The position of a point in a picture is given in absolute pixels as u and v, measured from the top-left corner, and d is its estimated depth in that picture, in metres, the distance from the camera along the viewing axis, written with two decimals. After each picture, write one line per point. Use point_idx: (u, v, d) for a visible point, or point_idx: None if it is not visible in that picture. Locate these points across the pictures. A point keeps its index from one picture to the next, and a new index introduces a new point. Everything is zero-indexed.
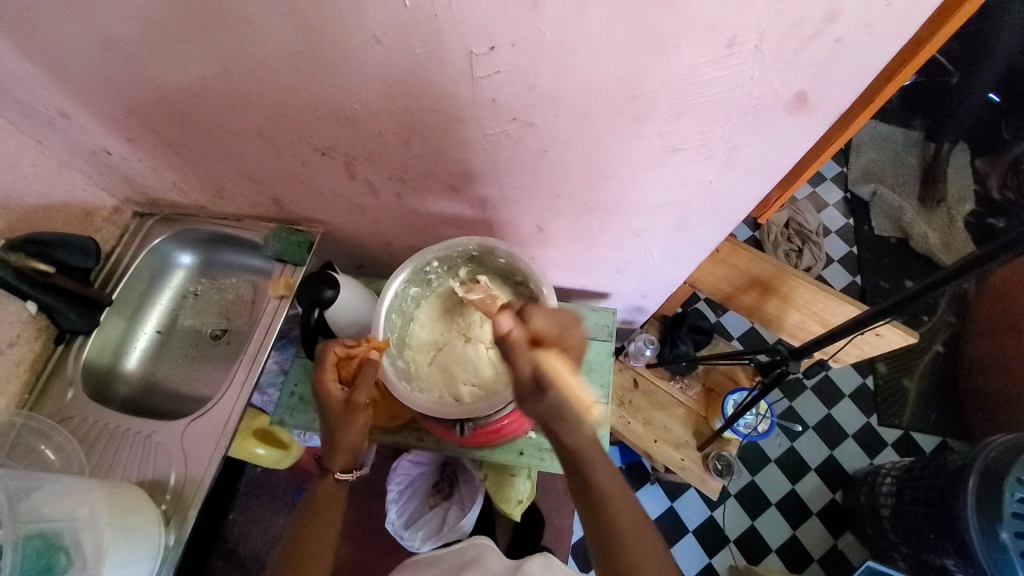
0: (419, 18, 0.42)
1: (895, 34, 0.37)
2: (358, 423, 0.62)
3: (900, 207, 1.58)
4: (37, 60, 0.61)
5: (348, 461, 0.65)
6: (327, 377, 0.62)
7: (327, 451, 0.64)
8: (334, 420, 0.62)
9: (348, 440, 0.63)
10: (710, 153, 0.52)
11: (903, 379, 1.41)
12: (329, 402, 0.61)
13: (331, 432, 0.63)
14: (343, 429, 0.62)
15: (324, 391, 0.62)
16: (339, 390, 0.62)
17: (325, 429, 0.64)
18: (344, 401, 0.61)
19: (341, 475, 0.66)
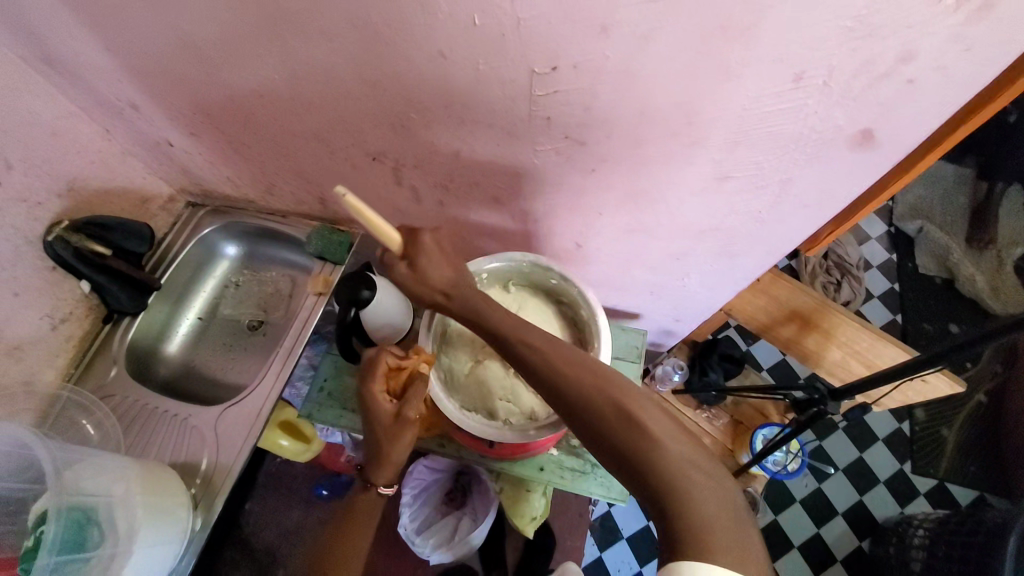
0: (486, 36, 0.43)
1: (972, 75, 0.37)
2: (406, 437, 0.63)
3: (948, 246, 1.52)
4: (118, 56, 0.65)
5: (391, 474, 0.67)
6: (378, 387, 0.64)
7: (372, 463, 0.66)
8: (381, 432, 0.63)
9: (394, 453, 0.65)
10: (762, 184, 0.52)
11: (942, 428, 1.34)
12: (378, 413, 0.63)
13: (377, 444, 0.65)
14: (391, 442, 0.64)
15: (373, 401, 0.64)
16: (388, 401, 0.64)
17: (371, 441, 0.65)
18: (394, 414, 0.64)
19: (381, 488, 0.67)
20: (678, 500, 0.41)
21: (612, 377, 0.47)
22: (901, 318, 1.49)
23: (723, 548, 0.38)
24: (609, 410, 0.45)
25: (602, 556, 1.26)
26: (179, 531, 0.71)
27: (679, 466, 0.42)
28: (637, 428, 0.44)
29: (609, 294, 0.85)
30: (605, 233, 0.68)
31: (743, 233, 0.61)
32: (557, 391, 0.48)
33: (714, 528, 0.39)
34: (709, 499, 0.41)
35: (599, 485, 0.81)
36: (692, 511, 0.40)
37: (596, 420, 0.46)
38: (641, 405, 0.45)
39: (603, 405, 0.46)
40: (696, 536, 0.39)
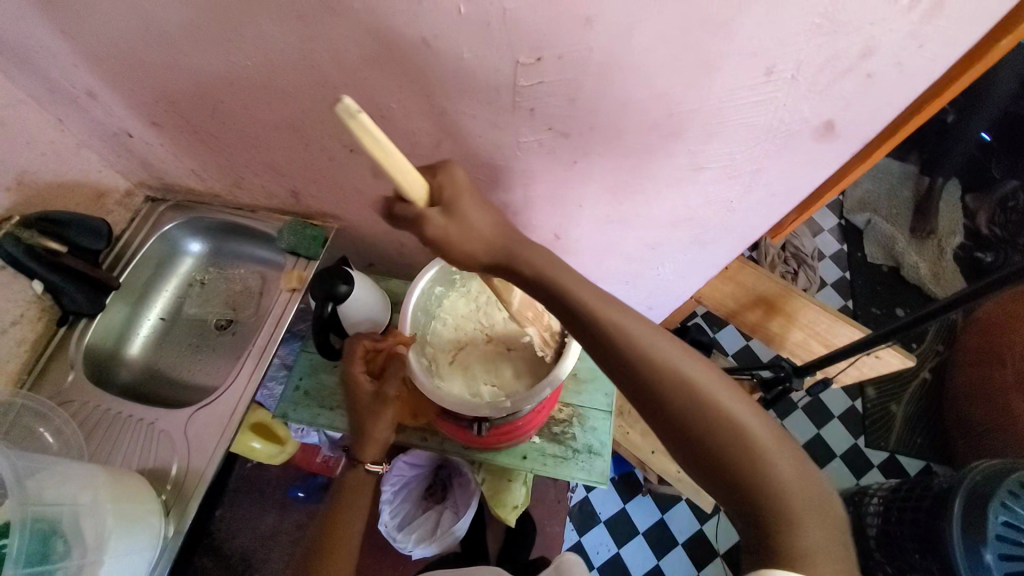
0: (472, 26, 0.43)
1: (923, 71, 0.40)
2: (387, 413, 0.66)
3: (892, 236, 1.64)
4: (71, 39, 0.61)
5: (378, 452, 0.68)
6: (356, 369, 0.67)
7: (356, 441, 0.67)
8: (363, 410, 0.66)
9: (378, 431, 0.66)
10: (734, 174, 0.54)
11: (890, 404, 1.44)
12: (359, 393, 0.66)
13: (361, 422, 0.67)
14: (374, 419, 0.66)
15: (353, 382, 0.67)
16: (369, 382, 0.66)
17: (356, 423, 0.68)
18: (373, 392, 0.66)
19: (369, 466, 0.68)
20: (778, 512, 0.41)
21: (717, 382, 0.44)
22: (852, 303, 1.59)
23: (820, 554, 0.40)
24: (716, 424, 0.43)
25: (581, 541, 1.29)
26: (150, 538, 0.69)
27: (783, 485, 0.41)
28: (745, 443, 0.42)
29: (586, 284, 0.87)
30: (585, 223, 0.69)
31: (716, 222, 0.64)
32: (658, 400, 0.44)
33: (815, 540, 0.40)
34: (809, 509, 0.41)
35: (580, 470, 0.82)
36: (794, 524, 0.40)
37: (698, 431, 0.43)
38: (747, 418, 0.43)
39: (708, 417, 0.43)
40: (790, 546, 0.40)
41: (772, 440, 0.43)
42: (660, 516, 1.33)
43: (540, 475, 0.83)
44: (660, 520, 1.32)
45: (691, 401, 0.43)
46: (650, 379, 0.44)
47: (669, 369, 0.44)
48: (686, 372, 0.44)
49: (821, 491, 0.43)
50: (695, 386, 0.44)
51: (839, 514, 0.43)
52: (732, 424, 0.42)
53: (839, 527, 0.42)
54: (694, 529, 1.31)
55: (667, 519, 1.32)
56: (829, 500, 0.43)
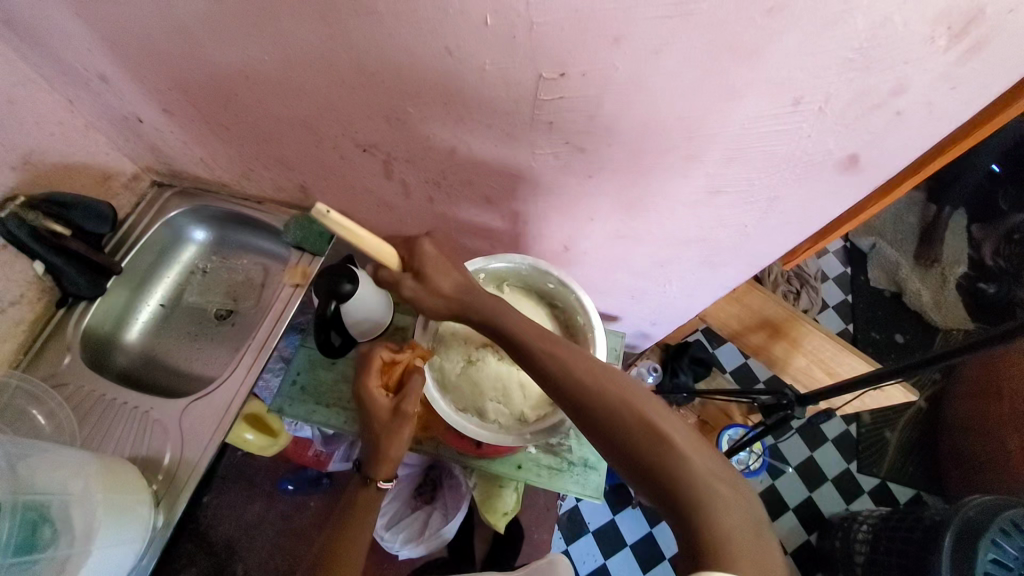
0: (497, 38, 0.43)
1: (952, 112, 0.40)
2: (405, 432, 0.62)
3: (897, 262, 1.63)
4: (88, 22, 0.60)
5: (390, 470, 0.65)
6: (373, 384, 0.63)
7: (371, 460, 0.64)
8: (379, 428, 0.62)
9: (393, 449, 0.63)
10: (750, 200, 0.54)
11: (885, 430, 1.44)
12: (374, 410, 0.62)
13: (375, 440, 0.63)
14: (391, 438, 0.62)
15: (369, 398, 0.62)
16: (385, 398, 0.63)
17: (369, 437, 0.63)
18: (391, 409, 0.62)
19: (381, 483, 0.65)
20: (700, 516, 0.40)
21: (636, 389, 0.46)
22: (853, 327, 1.59)
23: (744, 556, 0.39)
24: (634, 429, 0.44)
25: (568, 550, 1.29)
26: (139, 529, 0.68)
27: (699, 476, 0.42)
28: (665, 446, 0.43)
29: (591, 297, 0.87)
30: (594, 237, 0.69)
31: (728, 244, 0.63)
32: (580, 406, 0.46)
33: (737, 542, 0.39)
34: (733, 512, 0.40)
35: (575, 482, 0.82)
36: (717, 526, 0.40)
37: (619, 438, 0.44)
38: (666, 422, 0.44)
39: (626, 421, 0.44)
40: (715, 549, 0.39)
41: (693, 444, 0.43)
42: (649, 529, 1.32)
43: (533, 485, 0.83)
44: (649, 534, 1.32)
45: (610, 406, 0.45)
46: (572, 386, 0.46)
47: (588, 377, 0.46)
48: (608, 380, 0.46)
49: (747, 499, 0.42)
50: (615, 392, 0.45)
51: (767, 523, 0.42)
52: (651, 428, 0.43)
53: (767, 535, 0.41)
54: None
55: (656, 533, 1.32)
56: (756, 508, 0.42)
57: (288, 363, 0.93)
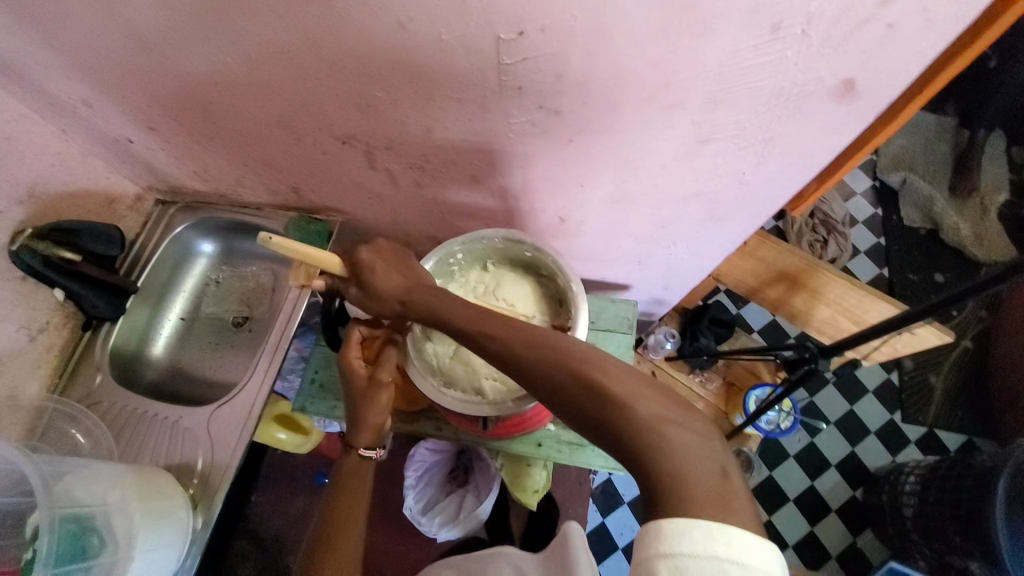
0: (446, 3, 0.40)
1: (957, 14, 0.35)
2: (383, 398, 0.62)
3: (931, 196, 1.51)
4: (57, 48, 0.60)
5: (372, 438, 0.64)
6: (353, 354, 0.62)
7: (349, 425, 0.63)
8: (357, 395, 0.62)
9: (371, 415, 0.62)
10: (744, 143, 0.50)
11: (929, 377, 1.37)
12: (353, 379, 0.62)
13: (354, 408, 0.62)
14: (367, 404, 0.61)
15: (347, 369, 0.62)
16: (363, 367, 0.62)
17: (348, 406, 0.63)
18: (367, 377, 0.61)
19: (365, 450, 0.64)
20: (651, 452, 0.37)
21: (567, 346, 0.43)
22: (888, 271, 1.49)
23: (709, 504, 0.35)
24: (561, 376, 0.42)
25: (604, 521, 1.29)
26: (181, 531, 0.71)
27: (609, 395, 0.40)
28: (606, 401, 0.39)
29: (595, 266, 0.85)
30: (588, 206, 0.66)
31: (728, 195, 0.60)
32: (523, 376, 0.44)
33: (694, 480, 0.36)
34: (690, 456, 0.37)
35: (597, 457, 0.81)
36: (666, 466, 0.37)
37: (561, 400, 0.42)
38: (597, 368, 0.41)
39: (574, 381, 0.41)
40: (681, 499, 0.36)
41: (640, 393, 0.40)
42: None
43: (555, 462, 0.82)
44: None
45: (548, 366, 0.42)
46: (502, 354, 0.45)
47: (521, 345, 0.44)
48: (530, 334, 0.45)
49: (712, 440, 0.39)
50: (562, 353, 0.42)
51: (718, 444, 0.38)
52: (590, 382, 0.40)
53: (733, 478, 0.37)
54: None
55: None
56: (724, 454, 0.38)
57: (306, 363, 0.95)
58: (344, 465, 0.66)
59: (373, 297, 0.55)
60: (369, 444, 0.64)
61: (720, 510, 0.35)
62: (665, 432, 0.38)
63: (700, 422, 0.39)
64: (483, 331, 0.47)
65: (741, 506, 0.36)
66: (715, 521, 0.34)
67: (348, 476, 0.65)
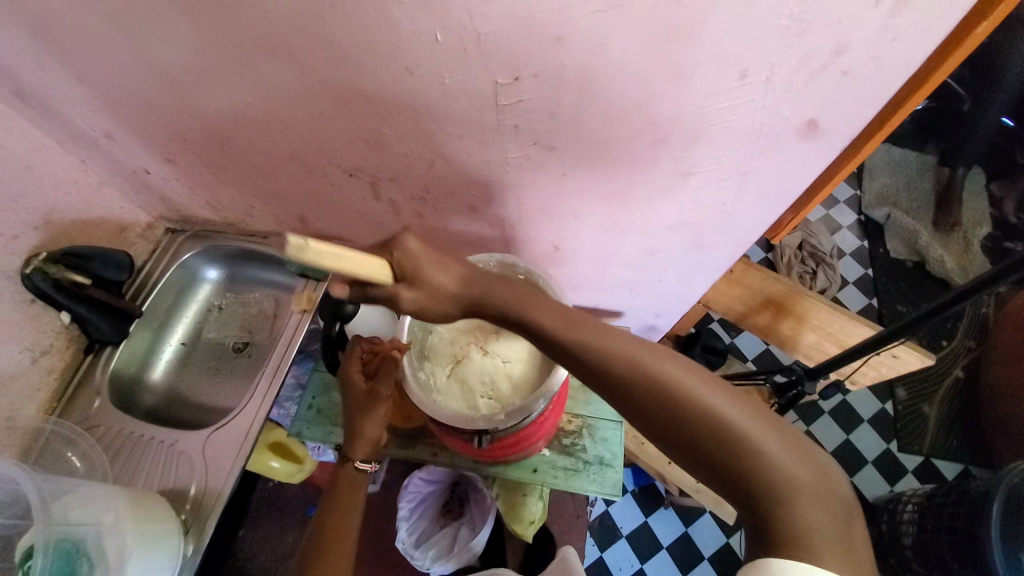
0: (450, 52, 0.45)
1: (902, 63, 0.40)
2: (380, 412, 0.65)
3: (915, 231, 1.57)
4: (89, 86, 0.65)
5: (368, 451, 0.66)
6: (354, 368, 0.67)
7: (347, 437, 0.66)
8: (355, 407, 0.65)
9: (368, 427, 0.65)
10: (723, 177, 0.54)
11: (922, 405, 1.38)
12: (353, 392, 0.66)
13: (353, 420, 0.66)
14: (365, 415, 0.65)
15: (349, 381, 0.66)
16: (362, 381, 0.66)
17: (347, 418, 0.67)
18: (366, 389, 0.65)
19: (359, 462, 0.66)
20: (778, 500, 0.42)
21: (693, 378, 0.44)
22: (876, 301, 1.53)
23: (838, 554, 0.40)
24: (686, 415, 0.43)
25: (603, 556, 1.27)
26: (171, 557, 0.70)
27: (744, 439, 0.42)
28: (742, 446, 0.42)
29: (589, 294, 0.88)
30: (580, 235, 0.70)
31: (712, 225, 0.63)
32: (641, 407, 0.44)
33: (822, 530, 0.41)
34: (816, 506, 0.42)
35: (592, 482, 0.82)
36: (790, 513, 0.41)
37: (684, 436, 0.43)
38: (730, 413, 0.42)
39: (693, 417, 0.43)
40: (807, 546, 0.41)
41: (769, 440, 0.42)
42: (683, 530, 1.29)
43: (551, 488, 0.82)
44: (685, 534, 1.28)
45: (677, 403, 0.43)
46: (619, 381, 0.44)
47: (642, 373, 0.44)
48: (642, 360, 0.44)
49: (834, 485, 0.43)
50: (689, 392, 0.43)
51: (837, 486, 0.43)
52: (723, 427, 0.42)
53: (852, 522, 0.43)
54: (720, 544, 1.27)
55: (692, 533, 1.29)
56: (841, 485, 0.44)
57: (304, 389, 0.96)
58: (339, 478, 0.67)
59: (434, 297, 0.49)
60: (365, 457, 0.67)
61: (844, 559, 0.40)
62: (798, 483, 0.42)
63: (824, 464, 0.44)
64: (585, 350, 0.46)
65: (858, 551, 0.42)
66: (843, 570, 0.40)
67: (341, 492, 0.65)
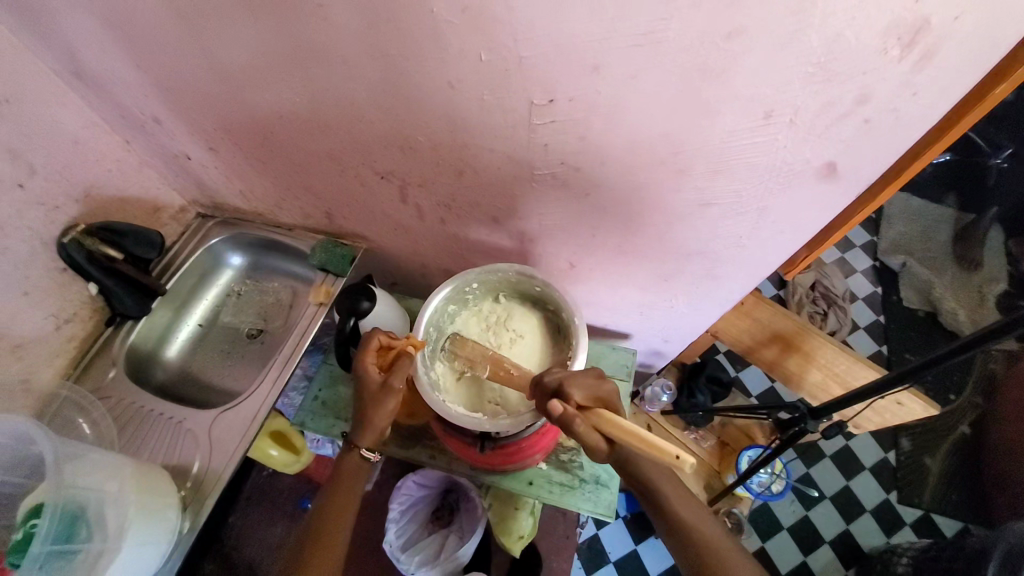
0: (490, 71, 0.48)
1: (922, 117, 0.41)
2: (389, 406, 0.64)
3: (929, 281, 1.57)
4: (146, 73, 0.69)
5: (374, 440, 0.67)
6: (368, 360, 0.65)
7: (355, 426, 0.66)
8: (366, 398, 0.64)
9: (377, 418, 0.65)
10: (741, 210, 0.56)
11: (925, 457, 1.33)
12: (365, 383, 0.64)
13: (362, 409, 0.65)
14: (376, 409, 0.64)
15: (362, 373, 0.64)
16: (377, 372, 0.65)
17: (357, 408, 0.66)
18: (380, 383, 0.64)
19: (364, 450, 0.67)
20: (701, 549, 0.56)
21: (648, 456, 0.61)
22: (887, 348, 1.51)
23: None
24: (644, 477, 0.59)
25: None
26: (168, 531, 0.72)
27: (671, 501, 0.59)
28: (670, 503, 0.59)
29: (601, 313, 0.89)
30: (596, 255, 0.72)
31: (727, 256, 0.65)
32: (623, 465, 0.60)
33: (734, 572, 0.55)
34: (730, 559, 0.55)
35: (587, 500, 0.82)
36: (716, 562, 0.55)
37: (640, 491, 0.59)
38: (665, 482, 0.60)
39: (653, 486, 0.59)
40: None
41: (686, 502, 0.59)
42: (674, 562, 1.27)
43: (544, 503, 0.82)
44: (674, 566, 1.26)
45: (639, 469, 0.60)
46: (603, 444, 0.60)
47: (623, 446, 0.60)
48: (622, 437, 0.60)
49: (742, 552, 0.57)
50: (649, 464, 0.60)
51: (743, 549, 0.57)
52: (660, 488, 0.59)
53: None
54: None
55: None
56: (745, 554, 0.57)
57: (311, 381, 0.98)
58: (343, 465, 0.68)
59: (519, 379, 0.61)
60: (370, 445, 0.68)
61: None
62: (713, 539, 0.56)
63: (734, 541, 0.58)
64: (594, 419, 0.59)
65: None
66: None
67: (345, 476, 0.67)
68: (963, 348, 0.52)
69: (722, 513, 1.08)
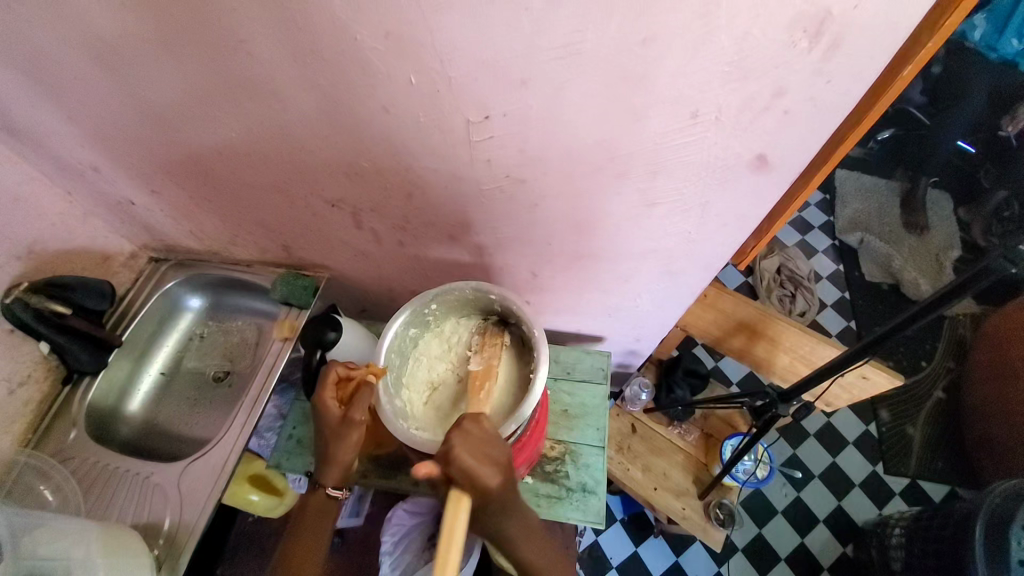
0: (423, 92, 0.48)
1: (839, 104, 0.43)
2: (354, 438, 0.64)
3: (888, 254, 1.62)
4: (77, 121, 0.67)
5: (340, 477, 0.66)
6: (327, 394, 0.64)
7: (319, 464, 0.66)
8: (329, 433, 0.64)
9: (341, 453, 0.65)
10: (686, 207, 0.57)
11: (906, 427, 1.40)
12: (326, 418, 0.64)
13: (326, 444, 0.65)
14: (338, 443, 0.64)
15: (322, 408, 0.64)
16: (337, 407, 0.64)
17: (321, 443, 0.66)
18: (341, 417, 0.63)
19: (331, 488, 0.67)
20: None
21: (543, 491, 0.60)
22: (855, 323, 1.55)
23: None
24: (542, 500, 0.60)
25: None
26: None
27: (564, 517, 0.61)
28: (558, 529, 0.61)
29: (571, 319, 0.89)
30: (555, 262, 0.72)
31: (682, 252, 0.66)
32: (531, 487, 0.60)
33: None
34: None
35: (576, 510, 0.81)
36: None
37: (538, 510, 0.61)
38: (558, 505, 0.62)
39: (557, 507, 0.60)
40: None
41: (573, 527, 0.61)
42: (675, 559, 1.25)
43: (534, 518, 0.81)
44: (676, 563, 1.24)
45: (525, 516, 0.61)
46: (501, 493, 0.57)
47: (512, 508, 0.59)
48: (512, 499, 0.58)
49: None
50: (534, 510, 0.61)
51: None
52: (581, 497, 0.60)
53: None
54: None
55: (683, 563, 1.25)
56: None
57: (284, 420, 0.95)
58: (311, 502, 0.69)
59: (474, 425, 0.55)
60: (336, 483, 0.67)
61: None
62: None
63: None
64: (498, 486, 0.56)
65: None
66: None
67: (314, 512, 0.69)
68: (921, 313, 0.52)
69: (712, 506, 1.05)
